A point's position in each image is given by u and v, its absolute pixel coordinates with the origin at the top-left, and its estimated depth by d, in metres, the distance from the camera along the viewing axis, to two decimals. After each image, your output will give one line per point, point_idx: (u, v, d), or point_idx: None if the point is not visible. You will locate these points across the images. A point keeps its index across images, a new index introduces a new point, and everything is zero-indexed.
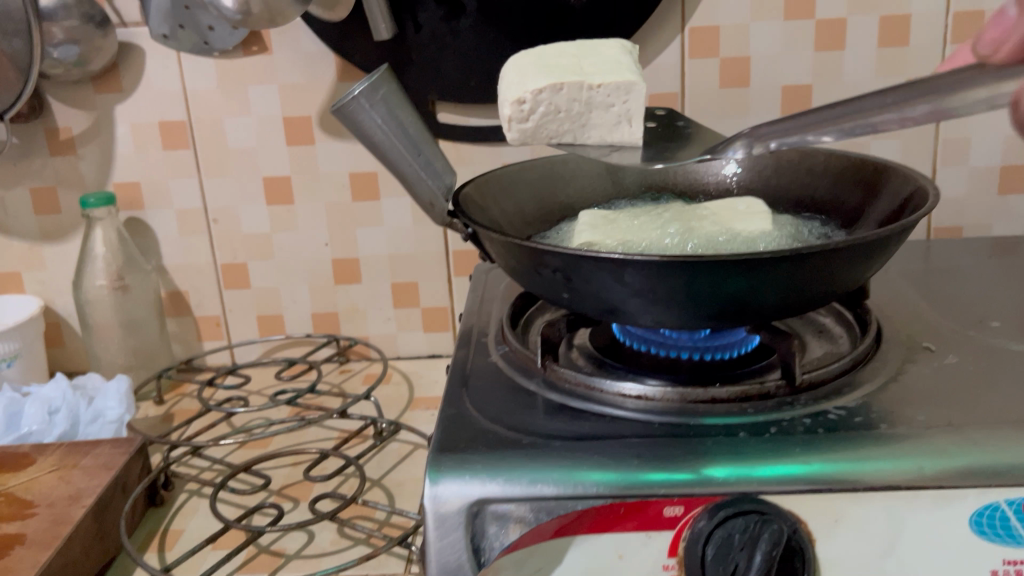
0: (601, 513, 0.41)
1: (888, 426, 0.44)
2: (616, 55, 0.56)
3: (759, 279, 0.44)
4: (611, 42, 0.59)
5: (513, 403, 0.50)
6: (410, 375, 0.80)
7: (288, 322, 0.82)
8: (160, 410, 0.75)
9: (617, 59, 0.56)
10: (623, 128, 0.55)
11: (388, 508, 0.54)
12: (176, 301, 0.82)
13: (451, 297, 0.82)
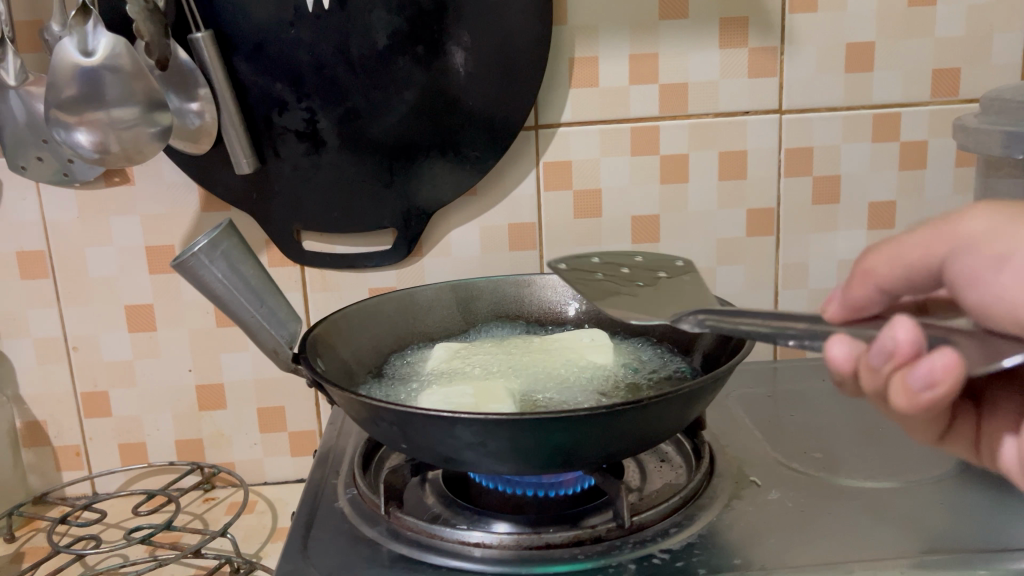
0: None
1: (706, 571, 0.47)
2: (492, 384, 0.58)
3: (580, 433, 0.47)
4: (491, 375, 0.60)
5: (354, 555, 0.50)
6: (275, 503, 0.79)
7: (150, 450, 0.81)
8: (10, 549, 0.72)
9: (490, 388, 0.57)
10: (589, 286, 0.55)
11: None
12: (32, 432, 0.79)
13: (318, 420, 0.82)
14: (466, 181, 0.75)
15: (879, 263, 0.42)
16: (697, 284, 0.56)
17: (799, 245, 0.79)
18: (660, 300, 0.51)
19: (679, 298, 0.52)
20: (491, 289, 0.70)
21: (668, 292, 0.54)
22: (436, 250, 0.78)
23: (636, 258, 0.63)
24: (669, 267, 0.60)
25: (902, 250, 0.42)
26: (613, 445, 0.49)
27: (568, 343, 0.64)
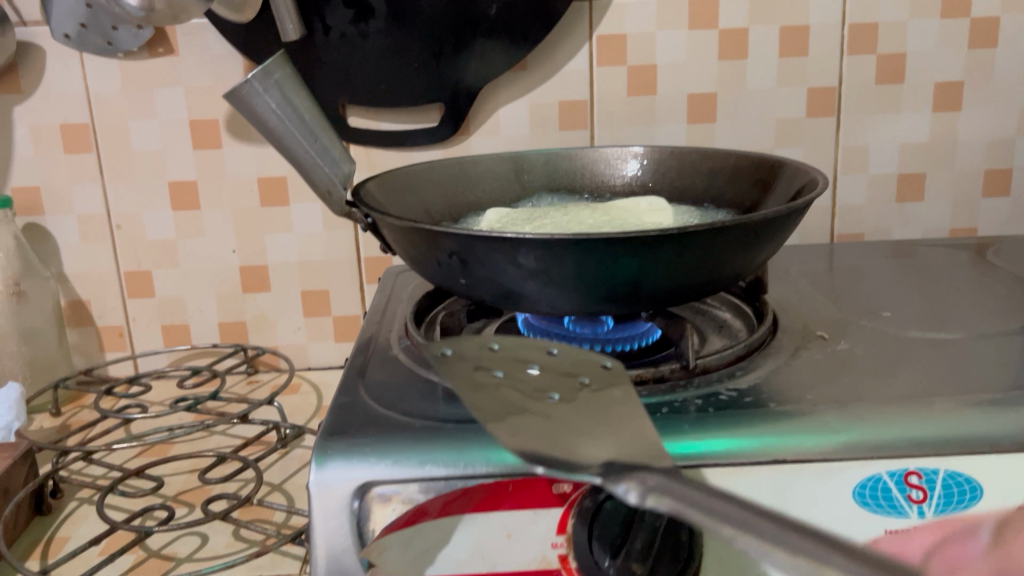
0: (489, 492, 0.41)
1: (778, 403, 0.45)
2: None
3: (649, 259, 0.45)
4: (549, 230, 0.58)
5: (411, 391, 0.49)
6: (320, 385, 0.79)
7: (194, 331, 0.80)
8: (56, 421, 0.72)
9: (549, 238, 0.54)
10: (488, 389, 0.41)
11: (286, 507, 0.55)
12: (77, 311, 0.79)
13: (362, 305, 0.81)
14: (517, 52, 0.72)
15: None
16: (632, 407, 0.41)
17: (860, 128, 0.76)
18: (585, 423, 0.39)
19: (598, 421, 0.39)
20: (543, 161, 0.68)
21: (590, 411, 0.40)
22: (484, 128, 0.76)
23: (493, 344, 0.46)
24: (595, 371, 0.44)
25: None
26: (680, 277, 0.47)
27: (627, 206, 0.61)
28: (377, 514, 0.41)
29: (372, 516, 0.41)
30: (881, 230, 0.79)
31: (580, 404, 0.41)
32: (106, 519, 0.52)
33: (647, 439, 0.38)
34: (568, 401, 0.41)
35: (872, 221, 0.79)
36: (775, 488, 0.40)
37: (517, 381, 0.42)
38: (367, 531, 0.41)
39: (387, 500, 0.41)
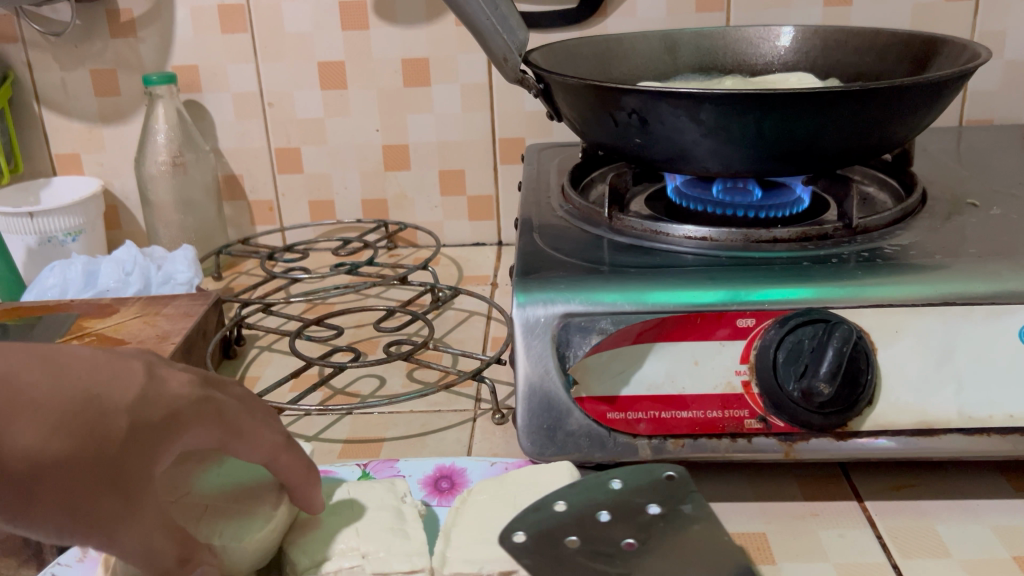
0: (679, 324, 0.44)
1: (942, 255, 0.48)
2: None
3: (825, 118, 0.47)
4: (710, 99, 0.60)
5: (585, 244, 0.53)
6: (458, 260, 0.84)
7: (339, 207, 0.86)
8: (222, 283, 0.79)
9: None
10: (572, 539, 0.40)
11: (458, 351, 0.61)
12: (231, 185, 0.85)
13: (497, 185, 0.84)
14: None
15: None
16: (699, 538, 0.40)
17: (998, 12, 0.76)
18: (673, 559, 0.38)
19: (687, 562, 0.38)
20: (688, 40, 0.70)
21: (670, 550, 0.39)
22: (622, 10, 0.78)
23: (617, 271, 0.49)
24: (658, 482, 0.43)
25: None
26: (848, 138, 0.49)
27: (775, 81, 0.64)
28: (574, 341, 0.45)
29: (571, 343, 0.45)
30: (1011, 117, 0.80)
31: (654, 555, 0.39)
32: (304, 357, 0.58)
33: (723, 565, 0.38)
34: (645, 538, 0.40)
35: (1002, 107, 0.80)
36: (945, 327, 0.43)
37: (599, 552, 0.39)
38: (568, 354, 0.45)
39: (584, 329, 0.45)
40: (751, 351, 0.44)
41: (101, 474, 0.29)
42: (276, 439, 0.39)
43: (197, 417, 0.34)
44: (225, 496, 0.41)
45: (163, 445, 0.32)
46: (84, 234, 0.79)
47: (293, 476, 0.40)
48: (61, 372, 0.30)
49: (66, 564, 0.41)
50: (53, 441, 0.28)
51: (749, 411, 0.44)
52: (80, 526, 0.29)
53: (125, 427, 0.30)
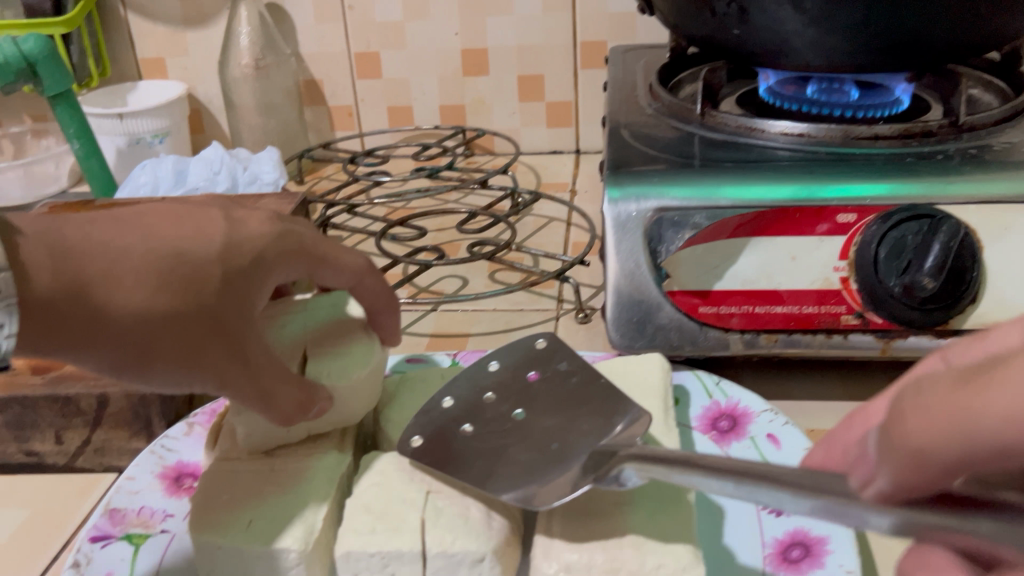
0: (777, 218, 0.43)
1: None
2: None
3: (939, 5, 0.45)
4: None
5: (676, 141, 0.52)
6: (536, 168, 0.84)
7: (417, 113, 0.85)
8: (304, 187, 0.80)
9: None
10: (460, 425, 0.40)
11: (541, 252, 0.61)
12: (311, 91, 0.85)
13: (577, 92, 0.83)
14: None
15: (903, 420, 0.21)
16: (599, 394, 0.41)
17: None
18: (564, 416, 0.40)
19: (577, 415, 0.40)
20: None
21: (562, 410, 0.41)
22: None
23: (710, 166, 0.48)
24: (528, 353, 0.44)
25: (928, 400, 0.20)
26: (962, 29, 0.47)
27: None
28: (667, 236, 0.44)
29: (663, 238, 0.44)
30: None
31: (542, 415, 0.40)
32: (390, 254, 0.58)
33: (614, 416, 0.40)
34: (529, 404, 0.41)
35: None
36: None
37: (497, 427, 0.40)
38: (660, 249, 0.45)
39: (677, 224, 0.44)
40: (851, 248, 0.43)
41: (209, 325, 0.31)
42: (360, 263, 0.40)
43: (280, 254, 0.35)
44: (317, 335, 0.43)
45: (255, 283, 0.34)
46: (170, 136, 0.81)
47: (379, 301, 0.42)
48: (150, 232, 0.31)
49: (174, 436, 0.44)
50: (161, 298, 0.30)
51: (847, 307, 0.43)
52: (197, 372, 0.32)
53: (221, 275, 0.32)
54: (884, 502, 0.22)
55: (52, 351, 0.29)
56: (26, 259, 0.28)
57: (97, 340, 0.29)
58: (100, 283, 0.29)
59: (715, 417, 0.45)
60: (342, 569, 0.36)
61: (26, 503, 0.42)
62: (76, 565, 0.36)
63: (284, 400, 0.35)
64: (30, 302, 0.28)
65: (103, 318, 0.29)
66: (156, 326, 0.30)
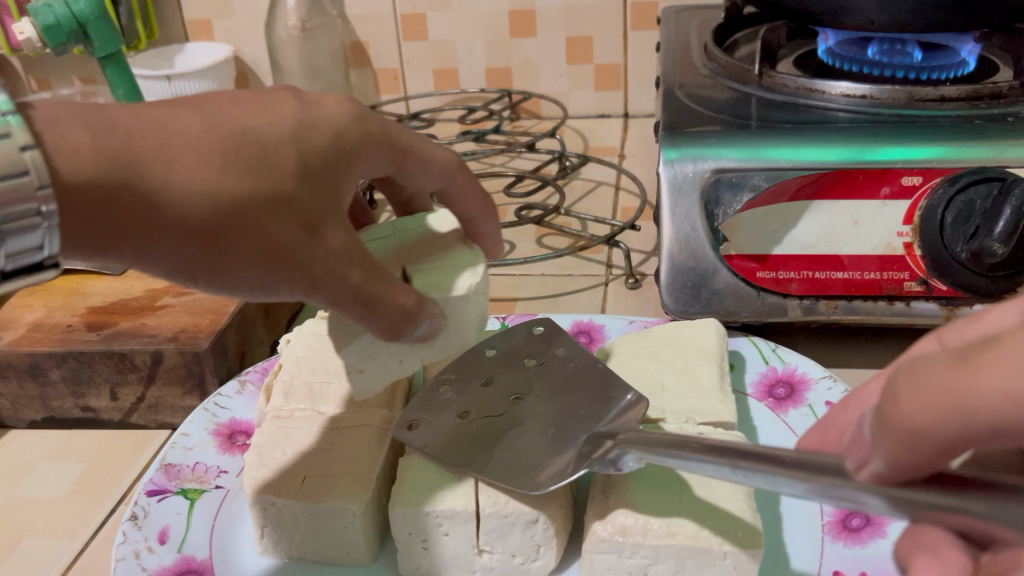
0: (839, 181, 0.42)
1: None
2: None
3: None
4: None
5: (734, 101, 0.51)
6: (583, 132, 0.83)
7: (463, 76, 0.85)
8: None
9: None
10: (452, 414, 0.39)
11: (590, 216, 0.60)
12: (357, 53, 0.85)
13: (626, 54, 0.81)
14: None
15: (896, 398, 0.19)
16: (594, 379, 0.40)
17: None
18: (561, 401, 0.39)
19: (574, 401, 0.39)
20: None
21: (557, 396, 0.39)
22: None
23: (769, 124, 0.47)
24: (524, 338, 0.43)
25: (924, 380, 0.19)
26: None
27: None
28: (724, 199, 0.43)
29: (720, 200, 0.43)
30: None
31: (539, 399, 0.39)
32: None
33: (609, 403, 0.38)
34: (526, 390, 0.40)
35: None
36: None
37: (495, 414, 0.39)
38: (716, 213, 0.44)
39: (735, 186, 0.43)
40: (916, 212, 0.41)
41: (287, 213, 0.29)
42: (449, 160, 0.37)
43: (365, 144, 0.33)
44: (413, 251, 0.39)
45: (336, 173, 0.31)
46: (217, 99, 0.81)
47: (472, 207, 0.39)
48: (212, 113, 0.29)
49: (227, 394, 0.44)
50: (226, 178, 0.28)
51: (909, 274, 0.42)
52: (275, 272, 0.29)
53: (294, 159, 0.29)
54: (882, 483, 0.21)
55: (120, 247, 0.28)
56: (75, 137, 0.26)
57: (162, 228, 0.27)
58: (156, 164, 0.27)
59: (771, 384, 0.44)
60: (397, 526, 0.35)
61: (83, 458, 0.43)
62: (133, 518, 0.36)
63: (386, 307, 0.31)
64: (84, 185, 0.26)
65: (164, 203, 0.27)
66: (224, 212, 0.28)
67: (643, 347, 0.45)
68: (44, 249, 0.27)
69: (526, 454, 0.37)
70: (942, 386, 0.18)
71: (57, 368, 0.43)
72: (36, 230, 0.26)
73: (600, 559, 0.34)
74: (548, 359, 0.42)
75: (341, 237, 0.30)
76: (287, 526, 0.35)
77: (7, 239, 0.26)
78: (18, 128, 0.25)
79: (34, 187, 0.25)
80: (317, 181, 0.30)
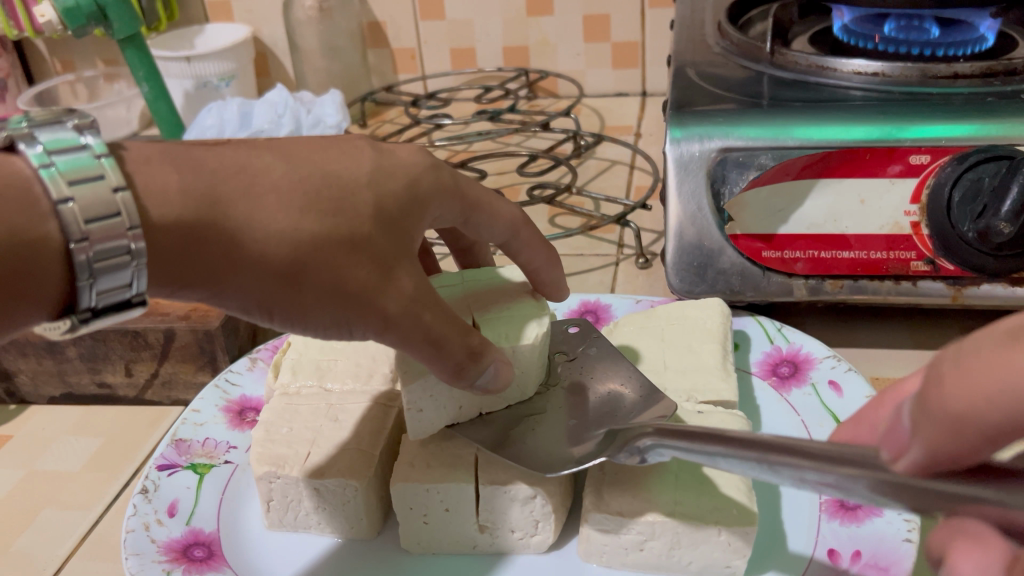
0: (845, 159, 0.41)
1: None
2: None
3: None
4: None
5: (744, 79, 0.51)
6: (600, 111, 0.82)
7: (480, 55, 0.84)
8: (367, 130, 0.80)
9: None
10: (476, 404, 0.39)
11: (602, 196, 0.60)
12: (375, 33, 0.85)
13: (643, 32, 0.80)
14: None
15: (942, 382, 0.20)
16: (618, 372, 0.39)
17: None
18: (588, 394, 0.38)
19: (600, 393, 0.38)
20: None
21: (583, 390, 0.38)
22: None
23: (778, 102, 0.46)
24: (560, 336, 0.43)
25: (971, 360, 0.19)
26: None
27: None
28: (731, 177, 0.43)
29: (726, 179, 0.43)
30: None
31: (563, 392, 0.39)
32: None
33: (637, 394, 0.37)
34: (552, 383, 0.39)
35: None
36: None
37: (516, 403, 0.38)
38: (722, 192, 0.44)
39: (742, 165, 0.43)
40: (923, 191, 0.41)
41: (364, 258, 0.29)
42: (515, 213, 0.38)
43: (437, 190, 0.34)
44: (483, 300, 0.40)
45: (409, 220, 0.32)
46: (236, 79, 0.81)
47: (536, 255, 0.40)
48: (297, 157, 0.30)
49: (237, 371, 0.45)
50: (308, 220, 0.28)
51: (917, 253, 0.42)
52: (347, 310, 0.29)
53: (370, 204, 0.30)
54: (919, 474, 0.21)
55: (203, 285, 0.28)
56: (164, 179, 0.27)
57: (245, 267, 0.28)
58: (243, 206, 0.28)
59: (775, 363, 0.44)
60: (398, 502, 0.36)
61: (99, 433, 0.44)
62: (144, 491, 0.37)
63: (455, 347, 0.32)
64: (173, 225, 0.26)
65: (245, 244, 0.27)
66: (304, 253, 0.28)
67: (647, 325, 0.46)
68: (133, 287, 0.27)
69: (545, 444, 0.36)
70: (985, 368, 0.18)
71: (73, 346, 0.44)
72: (126, 268, 0.26)
73: (596, 535, 0.35)
74: (578, 354, 0.41)
75: (410, 282, 0.30)
76: (292, 501, 0.36)
77: (101, 277, 0.26)
78: (111, 169, 0.26)
79: (126, 226, 0.25)
80: (390, 227, 0.31)
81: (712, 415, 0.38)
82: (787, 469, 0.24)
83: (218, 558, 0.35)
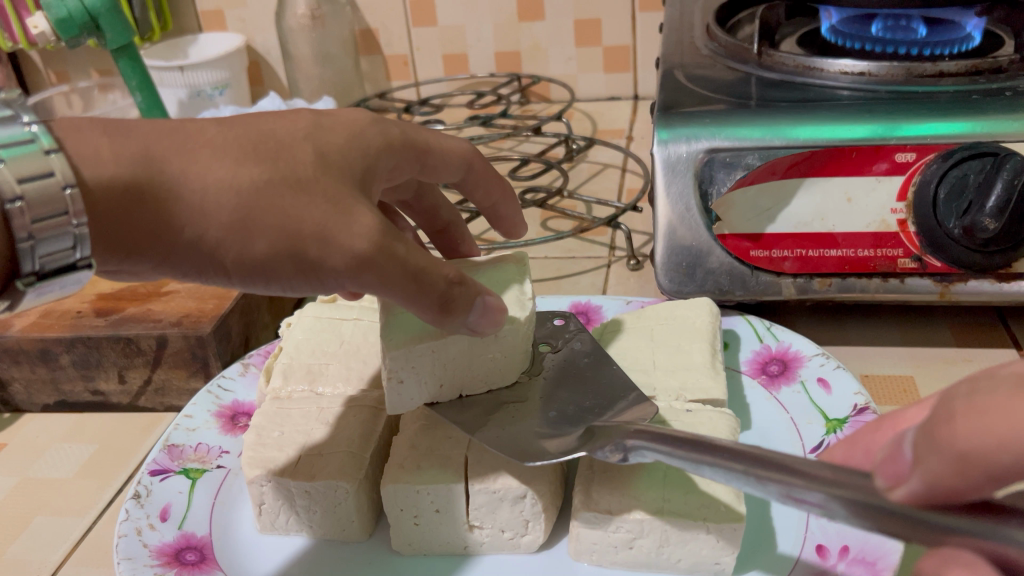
0: (832, 158, 0.42)
1: None
2: None
3: None
4: None
5: (732, 81, 0.51)
6: (592, 114, 0.83)
7: (472, 60, 0.85)
8: None
9: None
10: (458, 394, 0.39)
11: (593, 198, 0.60)
12: (367, 40, 0.85)
13: (634, 35, 0.80)
14: None
15: (952, 419, 0.20)
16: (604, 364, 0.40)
17: None
18: (570, 382, 0.39)
19: (584, 381, 0.39)
20: None
21: (567, 380, 0.39)
22: None
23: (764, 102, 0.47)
24: (546, 329, 0.44)
25: (988, 402, 0.19)
26: None
27: None
28: (718, 177, 0.43)
29: (714, 179, 0.44)
30: None
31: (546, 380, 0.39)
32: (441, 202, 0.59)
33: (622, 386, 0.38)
34: (534, 372, 0.40)
35: None
36: None
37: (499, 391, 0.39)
38: (710, 191, 0.44)
39: (729, 165, 0.43)
40: (909, 188, 0.41)
41: (311, 202, 0.29)
42: (466, 149, 0.40)
43: (385, 145, 0.35)
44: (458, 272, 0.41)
45: (361, 174, 0.33)
46: (230, 88, 0.82)
47: (493, 188, 0.42)
48: (233, 122, 0.31)
49: (230, 376, 0.45)
50: (243, 167, 0.29)
51: (904, 250, 0.42)
52: (303, 253, 0.29)
53: (310, 152, 0.31)
54: (916, 502, 0.21)
55: (156, 245, 0.29)
56: (99, 143, 0.28)
57: (191, 219, 0.28)
58: (178, 161, 0.28)
59: (765, 361, 0.44)
60: (389, 501, 0.36)
61: (92, 439, 0.44)
62: (137, 496, 0.37)
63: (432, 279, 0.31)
64: (107, 182, 0.27)
65: (184, 192, 0.28)
66: (247, 200, 0.29)
67: (636, 325, 0.46)
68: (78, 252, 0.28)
69: (530, 427, 0.36)
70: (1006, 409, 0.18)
71: (67, 352, 0.45)
72: (66, 234, 0.27)
73: (586, 534, 0.35)
74: (562, 349, 0.42)
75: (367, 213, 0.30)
76: (283, 503, 0.36)
77: (40, 240, 0.27)
78: (43, 136, 0.27)
79: (60, 186, 0.26)
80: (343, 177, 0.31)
81: (703, 413, 0.39)
82: (774, 485, 0.24)
83: (210, 562, 0.35)
